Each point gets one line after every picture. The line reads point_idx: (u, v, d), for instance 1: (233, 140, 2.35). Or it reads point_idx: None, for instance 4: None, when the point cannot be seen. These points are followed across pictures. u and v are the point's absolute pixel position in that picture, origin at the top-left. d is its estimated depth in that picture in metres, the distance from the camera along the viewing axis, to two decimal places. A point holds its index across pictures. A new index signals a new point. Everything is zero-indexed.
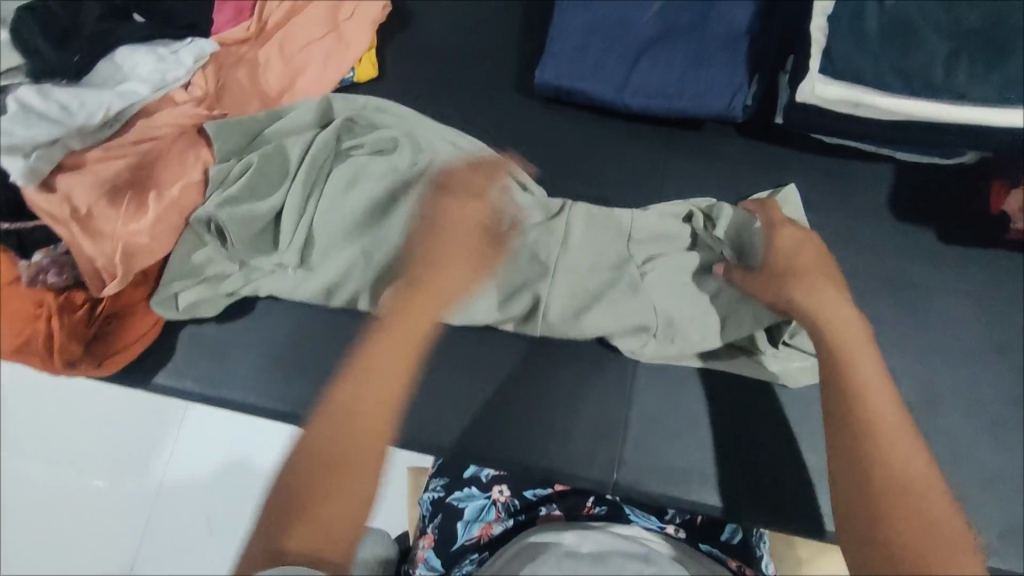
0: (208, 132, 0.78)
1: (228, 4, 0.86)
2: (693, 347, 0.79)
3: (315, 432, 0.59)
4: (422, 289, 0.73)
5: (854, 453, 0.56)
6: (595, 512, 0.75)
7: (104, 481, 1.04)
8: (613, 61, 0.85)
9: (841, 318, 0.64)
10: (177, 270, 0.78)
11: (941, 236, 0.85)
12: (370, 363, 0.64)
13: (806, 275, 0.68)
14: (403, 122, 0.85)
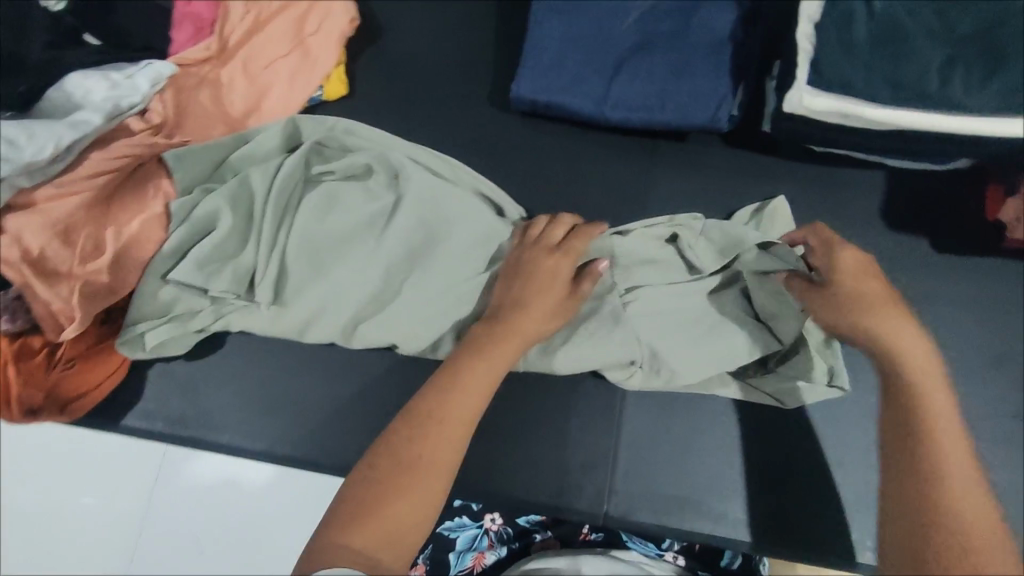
0: (168, 163, 0.75)
1: (186, 22, 0.85)
2: (681, 377, 0.74)
3: (392, 436, 0.60)
4: (507, 328, 0.67)
5: (907, 461, 0.54)
6: (592, 538, 0.74)
7: (93, 499, 1.02)
8: (592, 71, 0.80)
9: (919, 347, 0.57)
10: (142, 309, 0.74)
11: (935, 244, 0.80)
12: (464, 384, 0.63)
13: (876, 306, 0.59)
14: (375, 144, 0.81)
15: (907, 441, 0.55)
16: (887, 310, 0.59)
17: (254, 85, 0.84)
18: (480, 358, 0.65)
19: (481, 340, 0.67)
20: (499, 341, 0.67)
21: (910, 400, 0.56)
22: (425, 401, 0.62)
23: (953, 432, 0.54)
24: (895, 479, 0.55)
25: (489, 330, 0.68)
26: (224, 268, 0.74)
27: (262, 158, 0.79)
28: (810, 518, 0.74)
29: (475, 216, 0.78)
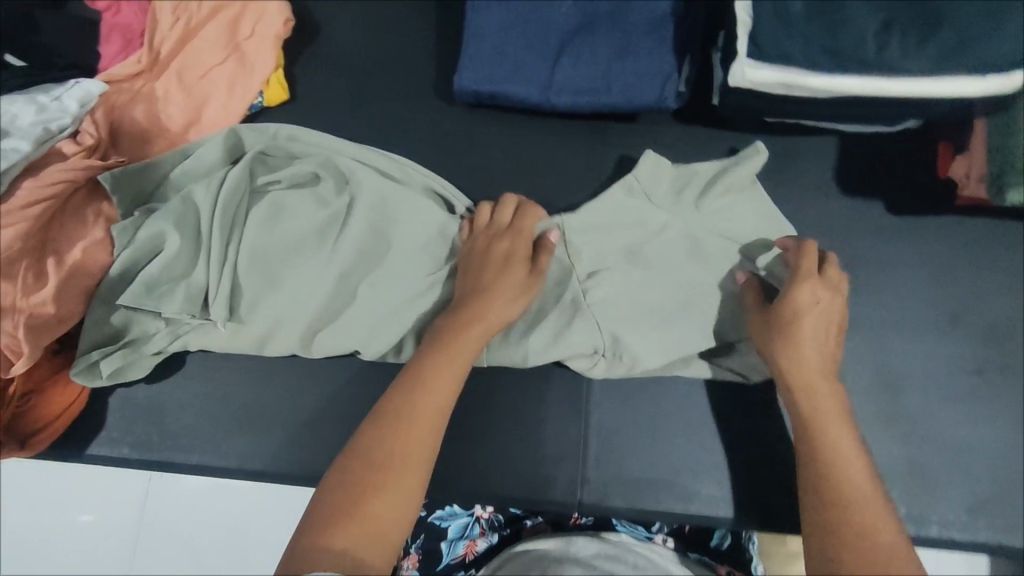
0: (105, 184, 0.73)
1: (115, 34, 0.83)
2: (644, 362, 0.74)
3: (363, 436, 0.61)
4: (465, 318, 0.69)
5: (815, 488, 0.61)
6: (582, 522, 0.77)
7: (90, 516, 1.03)
8: (535, 57, 0.79)
9: (809, 376, 0.66)
10: (96, 337, 0.73)
11: (891, 208, 0.80)
12: (433, 377, 0.65)
13: (791, 333, 0.67)
14: (321, 149, 0.79)
15: (809, 465, 0.63)
16: (800, 343, 0.67)
17: (191, 96, 0.81)
18: (444, 352, 0.66)
19: (445, 333, 0.68)
20: (463, 334, 0.68)
21: (807, 435, 0.64)
22: (394, 398, 0.63)
23: (845, 453, 0.62)
24: (811, 506, 0.61)
25: (451, 323, 0.69)
26: (176, 289, 0.73)
27: (204, 172, 0.77)
28: (780, 488, 0.75)
29: (427, 216, 0.77)
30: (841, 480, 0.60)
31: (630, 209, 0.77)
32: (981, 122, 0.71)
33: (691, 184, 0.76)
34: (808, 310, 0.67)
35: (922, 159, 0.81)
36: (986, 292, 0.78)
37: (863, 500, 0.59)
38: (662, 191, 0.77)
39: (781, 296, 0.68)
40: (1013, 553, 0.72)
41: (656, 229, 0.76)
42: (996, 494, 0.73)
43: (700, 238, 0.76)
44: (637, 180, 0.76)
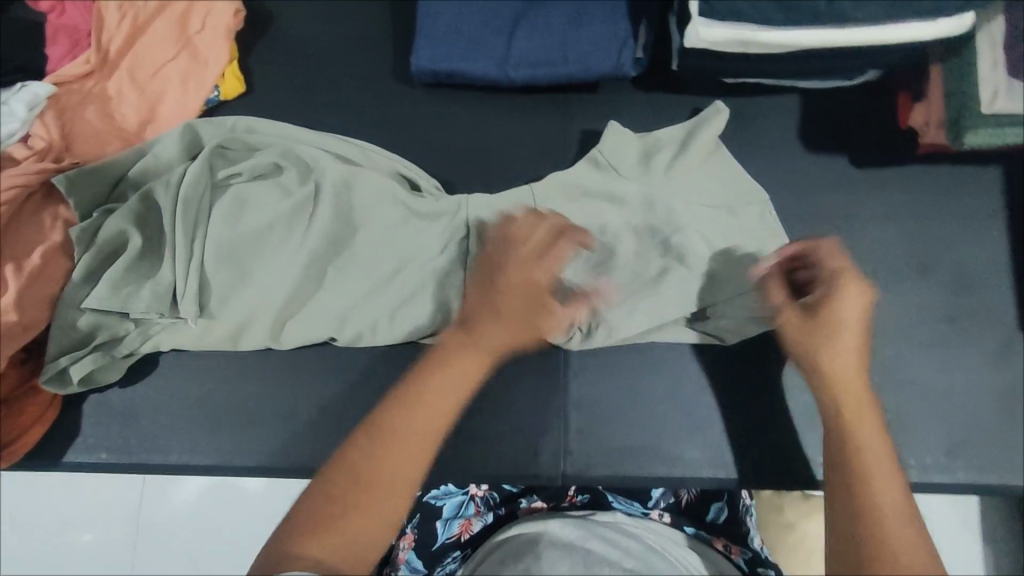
0: (59, 187, 0.71)
1: (62, 35, 0.82)
2: (621, 330, 0.74)
3: (365, 436, 0.57)
4: (475, 332, 0.63)
5: (853, 503, 0.54)
6: (578, 501, 0.75)
7: (91, 534, 1.08)
8: (490, 33, 0.78)
9: (848, 379, 0.61)
10: (63, 343, 0.71)
11: (855, 161, 0.80)
12: (434, 394, 0.59)
13: (833, 338, 0.61)
14: (282, 139, 0.78)
15: (843, 478, 0.56)
16: (837, 348, 0.61)
17: (143, 93, 0.80)
18: (459, 359, 0.61)
19: (451, 347, 0.62)
20: (471, 348, 0.62)
21: (841, 447, 0.58)
22: (387, 411, 0.58)
23: (880, 465, 0.56)
24: (844, 521, 0.54)
25: (463, 338, 0.63)
26: (143, 289, 0.71)
27: (163, 170, 0.75)
28: (761, 445, 0.76)
29: (392, 200, 0.77)
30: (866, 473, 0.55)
31: (595, 180, 0.77)
32: (936, 67, 0.71)
33: (657, 151, 0.76)
34: (847, 321, 0.61)
35: (884, 109, 0.81)
36: (952, 238, 0.78)
37: (885, 502, 0.54)
38: (629, 159, 0.76)
39: (819, 301, 0.62)
40: (993, 491, 0.73)
41: (625, 199, 0.76)
42: (971, 435, 0.74)
43: (670, 202, 0.75)
44: (603, 153, 0.77)
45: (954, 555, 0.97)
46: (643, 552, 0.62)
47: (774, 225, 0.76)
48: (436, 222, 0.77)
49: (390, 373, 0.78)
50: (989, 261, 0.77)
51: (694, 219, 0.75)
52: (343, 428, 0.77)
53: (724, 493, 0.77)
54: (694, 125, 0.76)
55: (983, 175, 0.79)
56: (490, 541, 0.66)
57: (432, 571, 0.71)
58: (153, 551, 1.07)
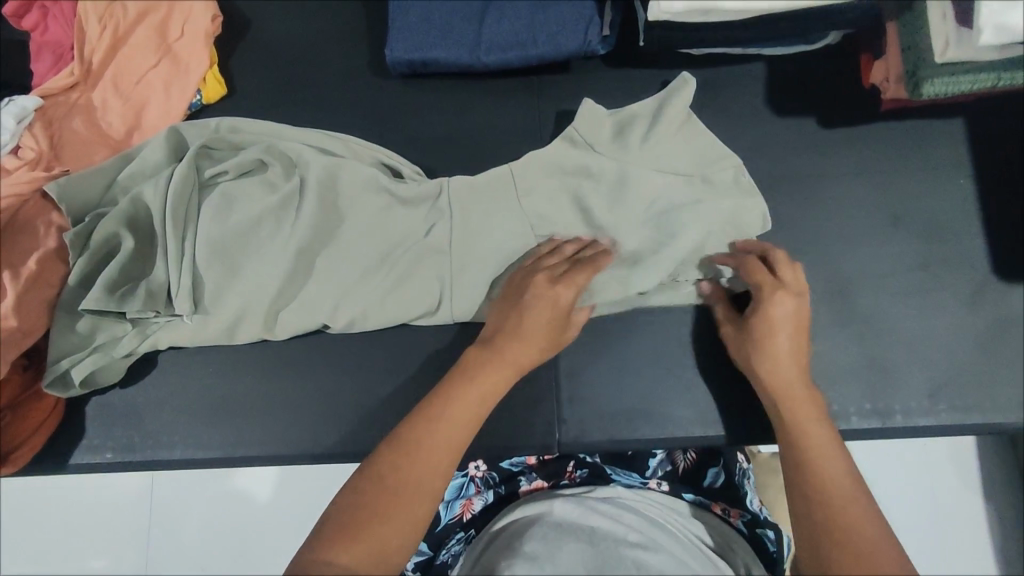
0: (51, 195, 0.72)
1: (46, 52, 0.84)
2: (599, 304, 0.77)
3: (388, 454, 0.59)
4: (496, 354, 0.67)
5: (800, 482, 0.59)
6: (577, 475, 0.77)
7: (99, 561, 1.10)
8: (460, 21, 0.81)
9: (778, 377, 0.66)
10: (64, 346, 0.73)
11: (823, 122, 0.83)
12: (456, 410, 0.62)
13: (767, 340, 0.67)
14: (263, 137, 0.80)
15: (793, 466, 0.61)
16: (774, 351, 0.66)
17: (128, 102, 0.82)
18: (479, 379, 0.65)
19: (469, 370, 0.66)
20: (491, 366, 0.66)
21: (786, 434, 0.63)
22: (412, 428, 0.61)
23: (820, 441, 0.61)
24: (797, 503, 0.59)
25: (481, 356, 0.67)
26: (138, 290, 0.73)
27: (151, 173, 0.77)
28: (752, 405, 0.77)
29: (376, 189, 0.79)
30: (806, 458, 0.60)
31: (571, 159, 0.78)
32: (892, 25, 0.74)
33: (631, 124, 0.77)
34: (780, 322, 0.67)
35: (848, 70, 0.84)
36: (920, 190, 0.80)
37: (825, 473, 0.58)
38: (604, 136, 0.78)
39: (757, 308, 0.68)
40: (974, 431, 0.75)
41: (601, 176, 0.77)
42: (948, 377, 0.76)
43: (642, 176, 0.76)
44: (580, 131, 0.78)
45: (957, 499, 0.99)
46: (643, 526, 0.64)
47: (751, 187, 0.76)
48: (422, 208, 0.80)
49: (386, 356, 0.80)
50: (959, 211, 0.80)
51: (670, 187, 0.76)
52: (341, 413, 0.79)
53: (721, 457, 0.79)
54: (670, 95, 0.76)
55: (947, 127, 0.82)
56: (489, 531, 0.69)
57: (438, 553, 0.74)
58: (173, 552, 1.09)
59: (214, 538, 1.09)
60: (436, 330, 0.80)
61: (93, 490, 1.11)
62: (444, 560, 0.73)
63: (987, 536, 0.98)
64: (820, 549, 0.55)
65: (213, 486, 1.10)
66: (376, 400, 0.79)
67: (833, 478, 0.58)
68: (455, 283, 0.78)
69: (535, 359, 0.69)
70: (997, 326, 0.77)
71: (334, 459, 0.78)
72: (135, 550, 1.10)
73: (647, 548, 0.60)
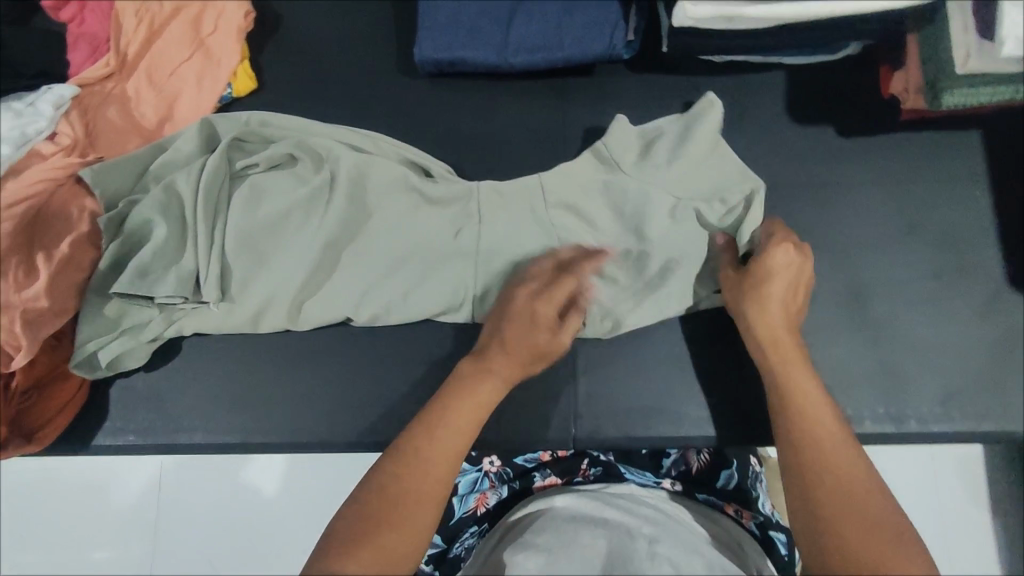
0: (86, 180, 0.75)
1: (82, 42, 0.86)
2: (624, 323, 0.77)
3: (389, 465, 0.60)
4: (485, 363, 0.68)
5: (793, 448, 0.60)
6: (590, 473, 0.77)
7: (105, 552, 1.11)
8: (488, 23, 0.83)
9: (778, 338, 0.67)
10: (92, 329, 0.74)
11: (841, 131, 0.84)
12: (454, 420, 0.63)
13: (767, 285, 0.68)
14: (293, 131, 0.81)
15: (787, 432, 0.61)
16: (768, 296, 0.68)
17: (161, 93, 0.84)
18: (476, 387, 0.66)
19: (465, 378, 0.67)
20: (484, 374, 0.67)
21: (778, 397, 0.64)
22: (413, 438, 0.61)
23: (814, 403, 0.62)
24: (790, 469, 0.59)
25: (474, 369, 0.68)
26: (168, 275, 0.74)
27: (183, 163, 0.78)
28: (765, 406, 0.79)
29: (405, 188, 0.81)
30: (802, 423, 0.60)
31: (597, 169, 0.79)
32: (912, 36, 0.76)
33: (655, 144, 0.78)
34: (779, 271, 0.69)
35: (867, 80, 0.85)
36: (936, 200, 0.81)
37: (821, 438, 0.59)
38: (629, 155, 0.78)
39: (753, 258, 0.70)
40: (986, 439, 0.76)
41: (626, 193, 0.78)
42: (961, 385, 0.76)
43: (667, 194, 0.76)
44: (607, 146, 0.78)
45: (963, 510, 0.99)
46: (659, 520, 0.65)
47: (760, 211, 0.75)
48: (450, 206, 0.81)
49: (405, 349, 0.81)
50: (975, 221, 0.81)
51: (696, 208, 0.77)
52: (359, 403, 0.80)
53: (734, 459, 0.79)
54: (696, 112, 0.76)
55: (964, 138, 0.83)
56: (505, 521, 0.70)
57: (451, 545, 0.75)
58: (179, 543, 1.10)
59: (221, 529, 1.10)
60: (455, 325, 0.81)
61: (99, 481, 1.12)
62: (458, 552, 0.73)
63: (993, 548, 0.98)
64: (814, 523, 0.55)
65: (222, 478, 1.10)
66: (395, 391, 0.80)
67: (837, 461, 0.58)
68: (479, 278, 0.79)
69: (519, 368, 0.69)
70: (1011, 336, 0.77)
71: (351, 448, 0.79)
72: (142, 539, 1.11)
73: (660, 539, 0.61)
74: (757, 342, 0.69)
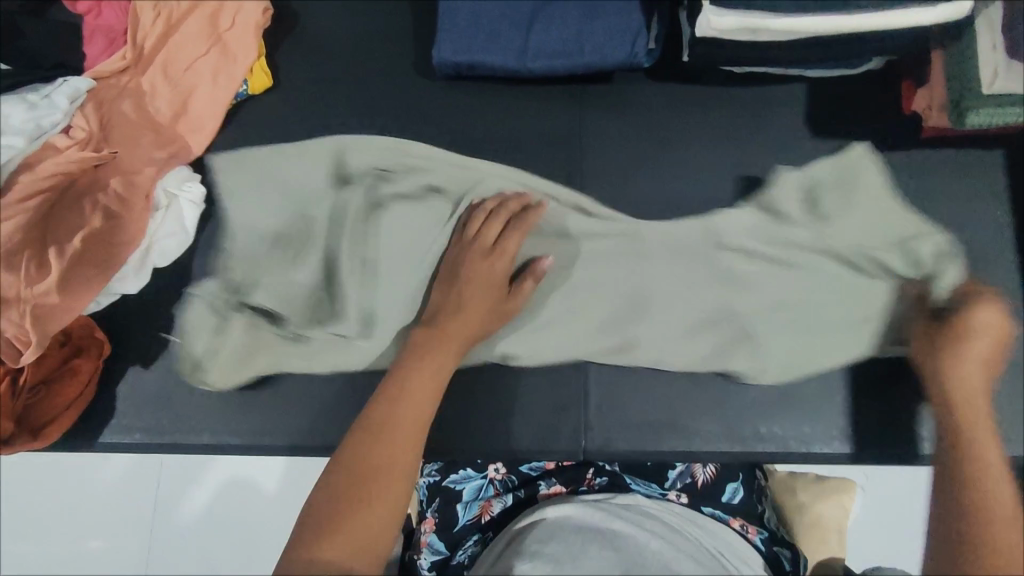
0: (213, 170, 0.83)
1: (98, 35, 0.85)
2: (771, 374, 0.78)
3: (356, 443, 0.60)
4: (441, 333, 0.72)
5: (957, 494, 0.57)
6: (596, 483, 0.75)
7: (101, 543, 1.10)
8: (509, 27, 0.82)
9: (973, 398, 0.65)
10: (224, 346, 0.79)
11: (862, 146, 0.83)
12: (411, 391, 0.65)
13: (971, 343, 0.69)
14: (442, 165, 0.82)
15: (954, 483, 0.58)
16: (966, 356, 0.68)
17: (177, 88, 0.83)
18: (429, 359, 0.69)
19: (420, 351, 0.70)
20: (437, 348, 0.71)
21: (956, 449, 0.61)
22: (377, 414, 0.62)
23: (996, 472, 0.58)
24: (945, 512, 0.57)
25: (430, 338, 0.72)
26: (296, 294, 0.79)
27: (320, 189, 0.81)
28: (778, 421, 0.79)
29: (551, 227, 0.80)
30: (982, 479, 0.57)
31: (755, 218, 0.81)
32: (937, 54, 0.75)
33: (821, 193, 0.80)
34: (978, 333, 0.69)
35: (889, 96, 0.84)
36: (956, 220, 0.81)
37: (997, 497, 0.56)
38: (796, 205, 0.80)
39: (952, 314, 0.72)
40: None
41: (790, 242, 0.79)
42: None
43: (835, 245, 0.79)
44: (769, 197, 0.81)
45: None
46: (667, 533, 0.64)
47: (954, 266, 0.77)
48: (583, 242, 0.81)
49: None
50: (994, 242, 0.80)
51: (866, 258, 0.78)
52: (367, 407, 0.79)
53: (741, 473, 0.78)
54: (846, 154, 0.80)
55: (985, 158, 0.82)
56: (508, 529, 0.69)
57: (453, 554, 0.72)
58: (176, 536, 1.10)
59: (218, 525, 1.09)
60: None
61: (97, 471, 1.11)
62: (461, 560, 0.70)
63: None
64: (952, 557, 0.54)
65: (217, 476, 1.09)
66: None
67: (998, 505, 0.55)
68: (640, 325, 0.79)
69: (475, 334, 0.74)
70: None
71: None
72: (137, 531, 1.10)
73: (668, 554, 0.60)
74: (945, 395, 0.67)
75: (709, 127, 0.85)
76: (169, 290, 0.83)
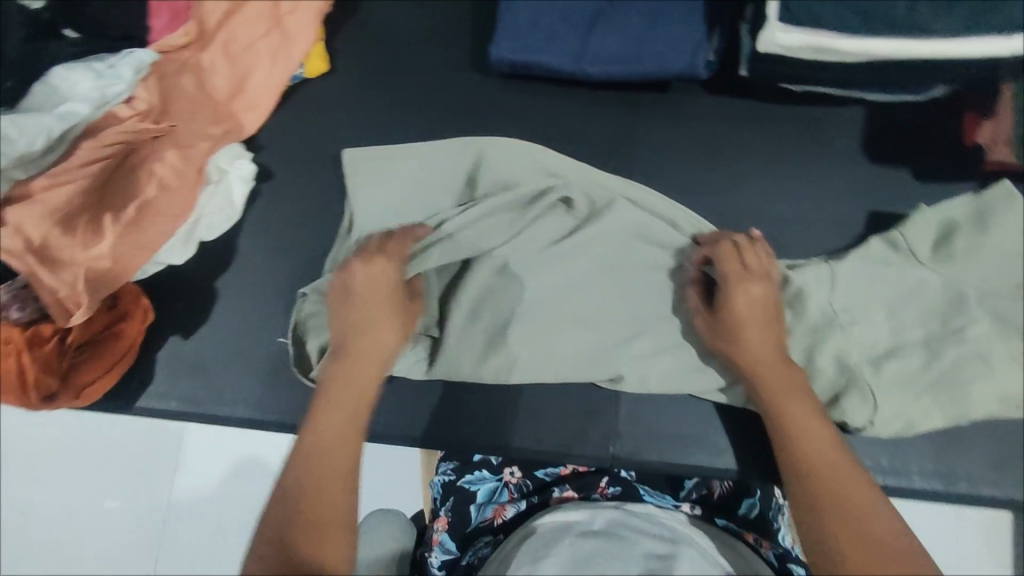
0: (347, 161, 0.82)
1: (163, 9, 0.83)
2: (881, 428, 0.73)
3: (282, 501, 0.60)
4: (350, 360, 0.71)
5: (819, 522, 0.60)
6: (608, 492, 0.74)
7: (117, 503, 1.13)
8: (568, 29, 0.82)
9: (767, 365, 0.69)
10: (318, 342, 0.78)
11: (917, 175, 0.81)
12: (327, 430, 0.65)
13: (743, 324, 0.70)
14: (574, 176, 0.80)
15: (812, 501, 0.61)
16: (746, 336, 0.70)
17: (236, 69, 0.83)
18: (343, 391, 0.69)
19: (331, 386, 0.69)
20: (348, 377, 0.70)
21: (792, 455, 0.65)
22: (296, 466, 0.63)
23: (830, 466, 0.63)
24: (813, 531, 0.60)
25: (343, 370, 0.70)
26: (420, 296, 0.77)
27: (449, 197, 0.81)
28: None
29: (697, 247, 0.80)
30: (830, 493, 0.61)
31: (890, 256, 0.76)
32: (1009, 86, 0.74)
33: (956, 234, 0.74)
34: (743, 307, 0.71)
35: (950, 126, 0.82)
36: None
37: (846, 494, 0.61)
38: (927, 244, 0.75)
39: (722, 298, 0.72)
40: None
41: (915, 285, 0.75)
42: (1016, 452, 0.74)
43: (963, 289, 0.73)
44: (902, 234, 0.76)
45: None
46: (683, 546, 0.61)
47: None
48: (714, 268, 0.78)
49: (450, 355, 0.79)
50: None
51: (996, 306, 0.73)
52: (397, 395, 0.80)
53: (758, 489, 0.76)
54: (995, 193, 0.73)
55: None
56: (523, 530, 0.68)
57: (463, 555, 0.72)
58: (190, 503, 1.11)
59: (231, 496, 1.10)
60: None
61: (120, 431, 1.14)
62: (470, 560, 0.69)
63: None
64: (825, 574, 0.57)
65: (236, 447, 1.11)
66: (429, 387, 0.81)
67: (855, 510, 0.60)
68: None
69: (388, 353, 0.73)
70: None
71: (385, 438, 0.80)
72: (152, 493, 1.12)
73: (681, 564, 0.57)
74: (755, 377, 0.70)
75: (761, 143, 0.84)
76: (214, 262, 0.85)
